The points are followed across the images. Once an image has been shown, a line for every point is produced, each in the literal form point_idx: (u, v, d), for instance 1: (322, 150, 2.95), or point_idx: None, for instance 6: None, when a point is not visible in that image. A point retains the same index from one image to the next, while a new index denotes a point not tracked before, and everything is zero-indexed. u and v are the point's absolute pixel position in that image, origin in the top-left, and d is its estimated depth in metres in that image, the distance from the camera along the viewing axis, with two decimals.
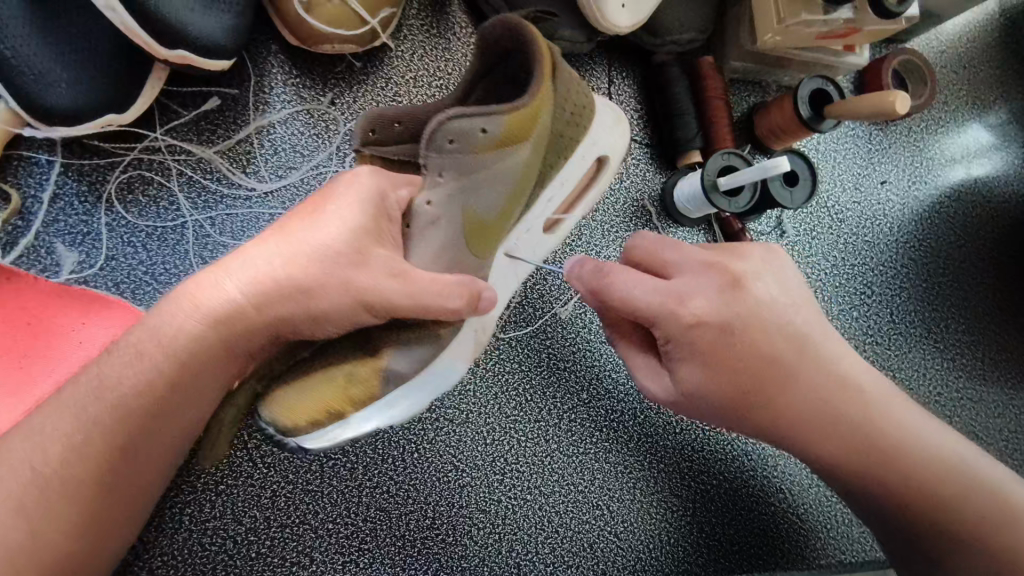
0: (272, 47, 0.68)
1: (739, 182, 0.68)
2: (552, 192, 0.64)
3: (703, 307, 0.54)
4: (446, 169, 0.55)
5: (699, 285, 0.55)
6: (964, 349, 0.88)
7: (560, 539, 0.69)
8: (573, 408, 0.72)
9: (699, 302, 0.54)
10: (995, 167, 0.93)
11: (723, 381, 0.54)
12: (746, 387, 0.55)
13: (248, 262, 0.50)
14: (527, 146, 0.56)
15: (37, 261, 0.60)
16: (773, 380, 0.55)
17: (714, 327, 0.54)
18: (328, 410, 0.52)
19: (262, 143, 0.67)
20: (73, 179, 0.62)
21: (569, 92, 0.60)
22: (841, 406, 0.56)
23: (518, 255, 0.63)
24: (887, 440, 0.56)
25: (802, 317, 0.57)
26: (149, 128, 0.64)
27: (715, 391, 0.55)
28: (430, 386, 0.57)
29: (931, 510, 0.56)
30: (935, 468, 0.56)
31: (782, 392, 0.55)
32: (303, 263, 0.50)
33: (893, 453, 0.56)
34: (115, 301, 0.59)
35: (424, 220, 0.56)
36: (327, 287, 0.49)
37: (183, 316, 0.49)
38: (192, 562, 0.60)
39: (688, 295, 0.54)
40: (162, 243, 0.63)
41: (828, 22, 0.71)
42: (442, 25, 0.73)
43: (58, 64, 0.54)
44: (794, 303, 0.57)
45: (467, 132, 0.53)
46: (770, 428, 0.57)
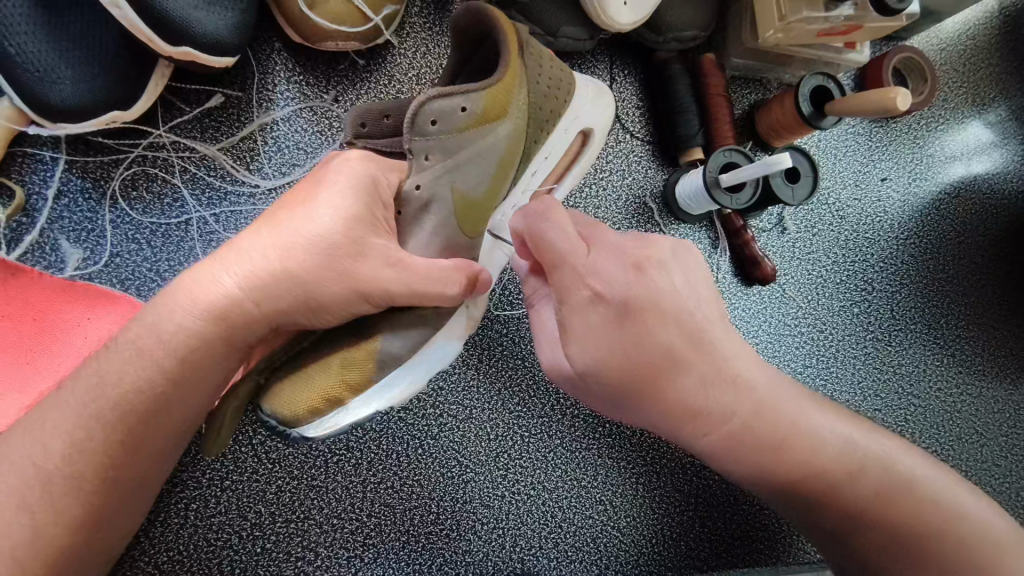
0: (274, 44, 0.68)
1: (741, 178, 0.69)
2: (537, 166, 0.65)
3: (604, 286, 0.50)
4: (432, 152, 0.54)
5: (606, 264, 0.51)
6: (964, 346, 0.89)
7: (563, 534, 0.69)
8: (576, 403, 0.72)
9: (599, 281, 0.51)
10: (994, 164, 0.93)
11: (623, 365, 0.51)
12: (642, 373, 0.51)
13: (242, 254, 0.49)
14: (505, 122, 0.57)
15: (42, 258, 0.60)
16: (665, 370, 0.52)
17: (611, 309, 0.50)
18: (324, 397, 0.52)
19: (266, 140, 0.67)
20: (77, 176, 0.62)
21: (542, 66, 0.60)
22: (734, 400, 0.54)
23: (501, 233, 0.65)
24: (791, 442, 0.54)
25: (703, 311, 0.54)
26: (152, 125, 0.64)
27: (618, 376, 0.51)
28: (424, 368, 0.57)
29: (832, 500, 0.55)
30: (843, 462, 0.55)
31: (672, 383, 0.52)
32: (302, 258, 0.49)
33: (795, 448, 0.55)
34: (120, 296, 0.60)
35: (415, 205, 0.55)
36: (326, 281, 0.49)
37: (184, 313, 0.48)
38: (197, 557, 0.60)
39: (590, 272, 0.51)
40: (166, 240, 0.63)
41: (829, 19, 0.71)
42: (444, 22, 0.73)
43: (62, 60, 0.55)
44: (696, 296, 0.54)
45: (448, 112, 0.52)
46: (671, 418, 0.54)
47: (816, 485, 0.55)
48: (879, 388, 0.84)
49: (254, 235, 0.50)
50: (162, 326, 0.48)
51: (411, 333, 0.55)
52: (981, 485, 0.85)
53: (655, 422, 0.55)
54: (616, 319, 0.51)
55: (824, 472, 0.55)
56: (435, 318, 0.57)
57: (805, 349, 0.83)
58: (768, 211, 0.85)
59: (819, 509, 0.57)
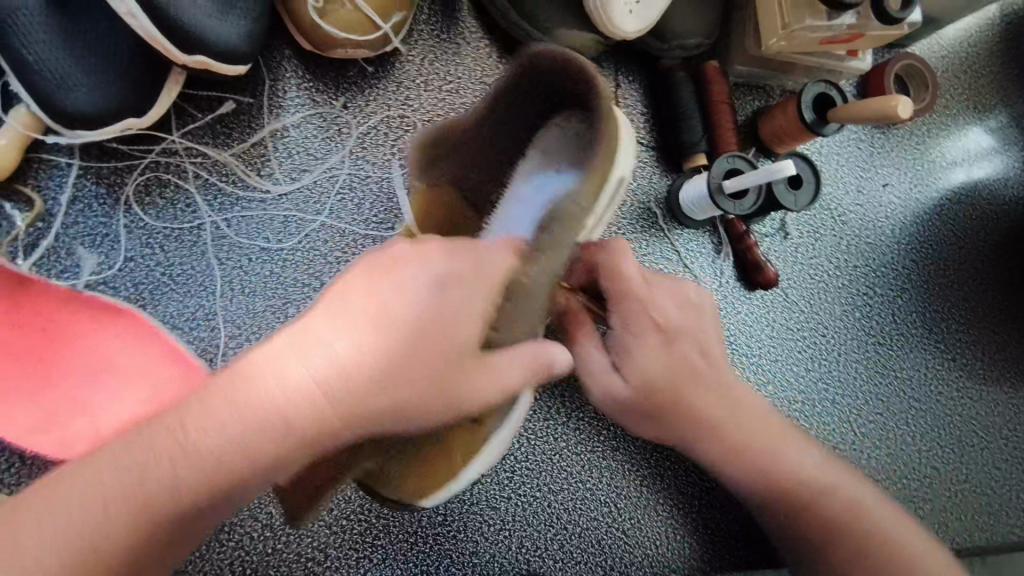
0: (285, 52, 0.69)
1: (744, 185, 0.70)
2: None
3: (663, 314, 0.64)
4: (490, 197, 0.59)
5: (667, 299, 0.66)
6: (965, 350, 0.90)
7: (568, 535, 0.70)
8: (581, 405, 0.73)
9: (657, 311, 0.64)
10: (995, 170, 0.94)
11: (655, 384, 0.63)
12: (664, 392, 0.64)
13: (327, 357, 0.43)
14: None
15: (57, 262, 0.61)
16: (686, 379, 0.64)
17: (661, 334, 0.64)
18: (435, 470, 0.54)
19: (276, 146, 0.68)
20: (92, 182, 0.63)
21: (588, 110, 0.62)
22: (729, 408, 0.65)
23: None
24: (759, 454, 0.64)
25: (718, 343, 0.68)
26: (165, 131, 0.65)
27: (650, 393, 0.64)
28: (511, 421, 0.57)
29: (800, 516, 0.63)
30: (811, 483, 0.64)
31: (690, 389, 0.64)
32: (398, 363, 0.44)
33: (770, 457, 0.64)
34: (126, 311, 0.60)
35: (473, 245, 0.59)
36: (421, 391, 0.45)
37: (258, 420, 0.42)
38: (210, 557, 0.61)
39: (650, 304, 0.64)
40: (179, 244, 0.64)
41: (832, 28, 0.73)
42: (452, 30, 0.75)
43: (79, 68, 0.56)
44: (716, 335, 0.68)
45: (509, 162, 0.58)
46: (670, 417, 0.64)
47: (790, 504, 0.63)
48: (880, 391, 0.85)
49: (327, 317, 0.45)
50: (208, 420, 0.42)
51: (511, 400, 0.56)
52: (982, 488, 0.86)
53: (667, 422, 0.65)
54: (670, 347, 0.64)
55: (794, 492, 0.63)
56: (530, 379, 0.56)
57: (808, 353, 0.83)
58: (771, 217, 0.85)
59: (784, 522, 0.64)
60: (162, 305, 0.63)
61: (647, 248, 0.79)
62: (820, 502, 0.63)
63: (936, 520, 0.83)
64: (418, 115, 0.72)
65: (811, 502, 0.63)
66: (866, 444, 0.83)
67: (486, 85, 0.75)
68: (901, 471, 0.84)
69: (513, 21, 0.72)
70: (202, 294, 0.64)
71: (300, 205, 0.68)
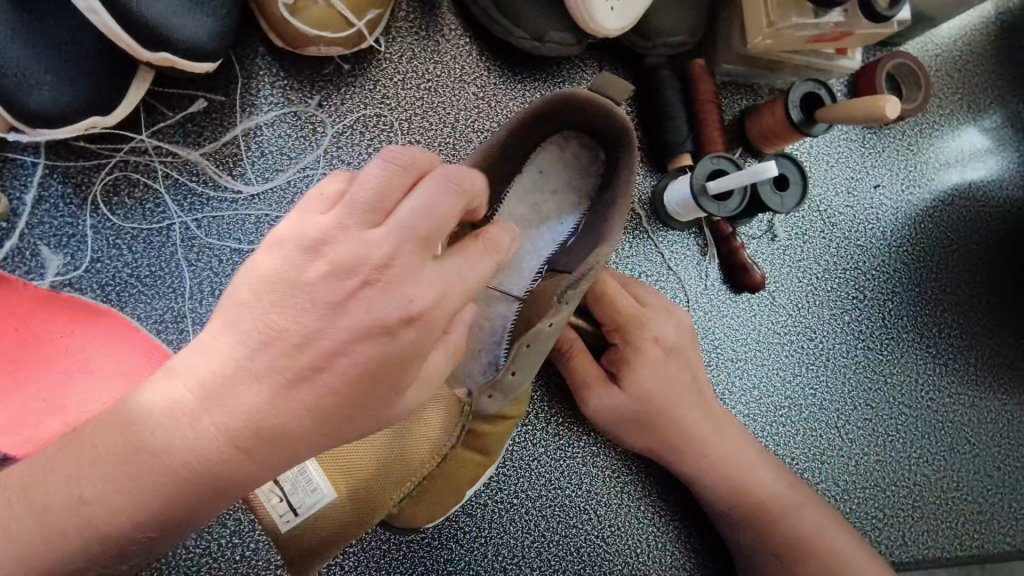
0: (259, 49, 0.68)
1: (726, 186, 0.68)
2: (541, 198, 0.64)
3: (668, 335, 0.69)
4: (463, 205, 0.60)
5: (668, 321, 0.70)
6: (957, 355, 0.88)
7: (547, 543, 0.69)
8: (561, 410, 0.72)
9: (661, 332, 0.69)
10: (988, 171, 0.93)
11: (655, 400, 0.67)
12: (665, 408, 0.67)
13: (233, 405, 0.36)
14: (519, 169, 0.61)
15: (22, 263, 0.60)
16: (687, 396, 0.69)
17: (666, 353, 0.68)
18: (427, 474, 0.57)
19: (249, 145, 0.66)
20: (58, 181, 0.62)
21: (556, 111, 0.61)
22: (717, 426, 0.69)
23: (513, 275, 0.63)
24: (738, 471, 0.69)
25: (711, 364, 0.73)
26: (134, 130, 0.63)
27: (648, 408, 0.67)
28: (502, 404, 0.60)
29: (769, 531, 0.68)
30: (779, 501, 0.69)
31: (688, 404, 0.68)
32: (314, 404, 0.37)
33: (746, 475, 0.69)
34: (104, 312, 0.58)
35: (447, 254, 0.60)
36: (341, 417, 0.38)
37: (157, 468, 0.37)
38: (176, 565, 0.60)
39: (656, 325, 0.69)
40: (148, 245, 0.63)
41: (818, 27, 0.71)
42: (431, 27, 0.73)
43: (41, 66, 0.54)
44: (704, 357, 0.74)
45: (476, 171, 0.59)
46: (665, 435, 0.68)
47: (753, 517, 0.68)
48: (869, 397, 0.84)
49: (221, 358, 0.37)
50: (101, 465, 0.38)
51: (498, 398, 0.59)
52: (972, 495, 0.84)
53: (664, 437, 0.68)
54: (675, 364, 0.69)
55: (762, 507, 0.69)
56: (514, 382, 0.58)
57: (795, 358, 0.82)
58: (759, 218, 0.84)
59: (744, 536, 0.69)
60: (130, 307, 0.62)
61: (631, 250, 0.77)
62: (782, 521, 0.68)
63: (925, 528, 0.82)
64: (395, 114, 0.71)
65: (773, 519, 0.68)
66: (853, 450, 0.82)
67: (465, 83, 0.73)
68: (889, 477, 0.82)
69: (492, 18, 0.70)
70: (171, 296, 0.63)
71: (274, 205, 0.66)
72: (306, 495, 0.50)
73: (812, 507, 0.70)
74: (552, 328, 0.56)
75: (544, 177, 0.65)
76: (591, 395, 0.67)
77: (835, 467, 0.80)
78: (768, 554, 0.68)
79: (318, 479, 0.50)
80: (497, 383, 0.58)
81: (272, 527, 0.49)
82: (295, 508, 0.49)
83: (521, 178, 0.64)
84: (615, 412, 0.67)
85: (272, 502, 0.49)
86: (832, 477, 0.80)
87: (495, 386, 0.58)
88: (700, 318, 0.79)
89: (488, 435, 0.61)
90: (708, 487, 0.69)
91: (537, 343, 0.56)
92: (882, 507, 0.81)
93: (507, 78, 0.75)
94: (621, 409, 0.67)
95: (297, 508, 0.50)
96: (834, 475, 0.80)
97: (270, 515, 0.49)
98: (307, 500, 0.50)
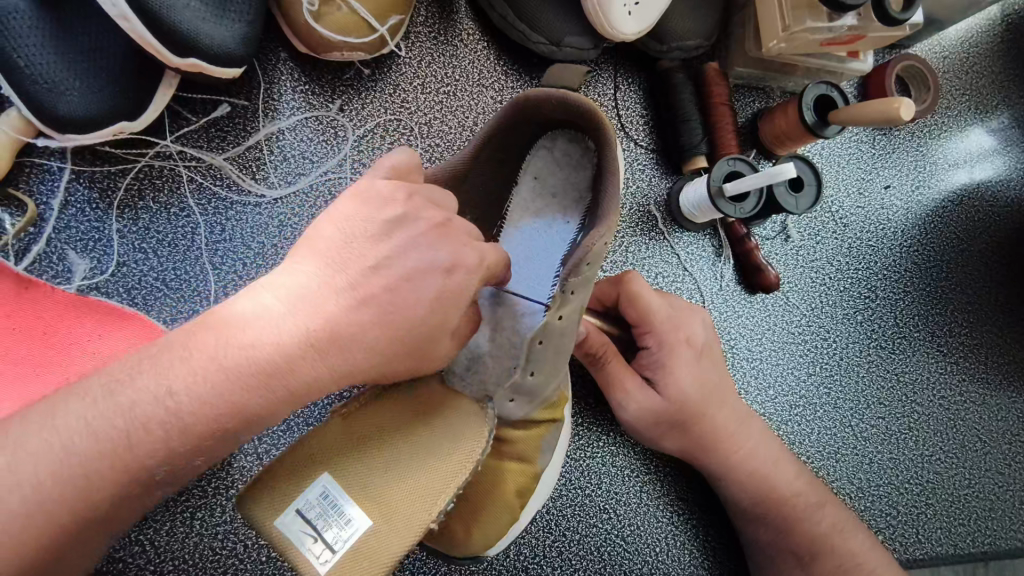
0: (281, 54, 0.68)
1: (745, 187, 0.69)
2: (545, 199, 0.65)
3: (698, 332, 0.70)
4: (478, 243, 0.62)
5: (693, 319, 0.71)
6: (969, 353, 0.89)
7: (567, 543, 0.69)
8: (578, 412, 0.73)
9: (692, 330, 0.70)
10: (997, 171, 0.94)
11: (693, 401, 0.67)
12: (697, 411, 0.67)
13: None
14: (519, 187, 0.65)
15: (48, 268, 0.60)
16: (717, 395, 0.69)
17: (697, 355, 0.69)
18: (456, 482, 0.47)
19: (271, 150, 0.67)
20: (84, 186, 0.62)
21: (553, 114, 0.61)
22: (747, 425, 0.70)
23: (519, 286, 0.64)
24: (770, 469, 0.69)
25: None
26: (159, 135, 0.64)
27: (686, 413, 0.67)
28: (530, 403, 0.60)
29: (800, 531, 0.68)
30: (812, 497, 0.70)
31: (720, 407, 0.69)
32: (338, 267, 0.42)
33: (775, 473, 0.69)
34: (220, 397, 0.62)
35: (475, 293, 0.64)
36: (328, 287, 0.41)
37: (201, 332, 0.39)
38: (204, 566, 0.60)
39: (683, 323, 0.69)
40: (172, 249, 0.64)
41: (832, 29, 0.72)
42: (449, 32, 0.74)
43: (71, 72, 0.55)
44: None
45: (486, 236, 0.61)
46: (695, 439, 0.68)
47: (778, 512, 0.69)
48: (882, 396, 0.84)
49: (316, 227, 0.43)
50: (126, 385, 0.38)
51: (522, 400, 0.60)
52: (985, 493, 0.85)
53: (698, 440, 0.68)
54: (706, 371, 0.69)
55: (785, 503, 0.69)
56: (534, 384, 0.58)
57: (810, 357, 0.83)
58: (772, 219, 0.85)
59: (764, 534, 0.70)
60: (154, 312, 0.62)
61: (646, 251, 0.78)
62: (804, 522, 0.68)
63: (938, 524, 0.82)
64: (415, 118, 0.72)
65: (797, 515, 0.69)
66: (868, 449, 0.82)
67: (483, 87, 0.74)
68: (904, 475, 0.83)
69: (510, 22, 0.71)
70: (195, 300, 0.63)
71: (296, 208, 0.67)
72: (340, 528, 0.43)
73: (833, 506, 0.70)
74: (566, 322, 0.56)
75: (540, 183, 0.65)
76: (629, 399, 0.67)
77: (850, 465, 0.81)
78: (788, 554, 0.69)
79: (347, 507, 0.44)
80: (519, 388, 0.58)
81: (308, 571, 0.42)
82: (331, 545, 0.43)
83: (518, 188, 0.65)
84: (650, 411, 0.67)
85: (305, 545, 0.43)
86: (847, 475, 0.81)
87: (519, 392, 0.59)
88: (717, 319, 0.80)
89: (519, 436, 0.61)
90: (740, 488, 0.69)
91: (553, 341, 0.56)
92: (897, 504, 0.81)
93: (524, 82, 0.76)
94: (655, 413, 0.67)
95: (332, 543, 0.43)
96: (849, 472, 0.81)
97: (305, 558, 0.42)
98: (341, 534, 0.43)
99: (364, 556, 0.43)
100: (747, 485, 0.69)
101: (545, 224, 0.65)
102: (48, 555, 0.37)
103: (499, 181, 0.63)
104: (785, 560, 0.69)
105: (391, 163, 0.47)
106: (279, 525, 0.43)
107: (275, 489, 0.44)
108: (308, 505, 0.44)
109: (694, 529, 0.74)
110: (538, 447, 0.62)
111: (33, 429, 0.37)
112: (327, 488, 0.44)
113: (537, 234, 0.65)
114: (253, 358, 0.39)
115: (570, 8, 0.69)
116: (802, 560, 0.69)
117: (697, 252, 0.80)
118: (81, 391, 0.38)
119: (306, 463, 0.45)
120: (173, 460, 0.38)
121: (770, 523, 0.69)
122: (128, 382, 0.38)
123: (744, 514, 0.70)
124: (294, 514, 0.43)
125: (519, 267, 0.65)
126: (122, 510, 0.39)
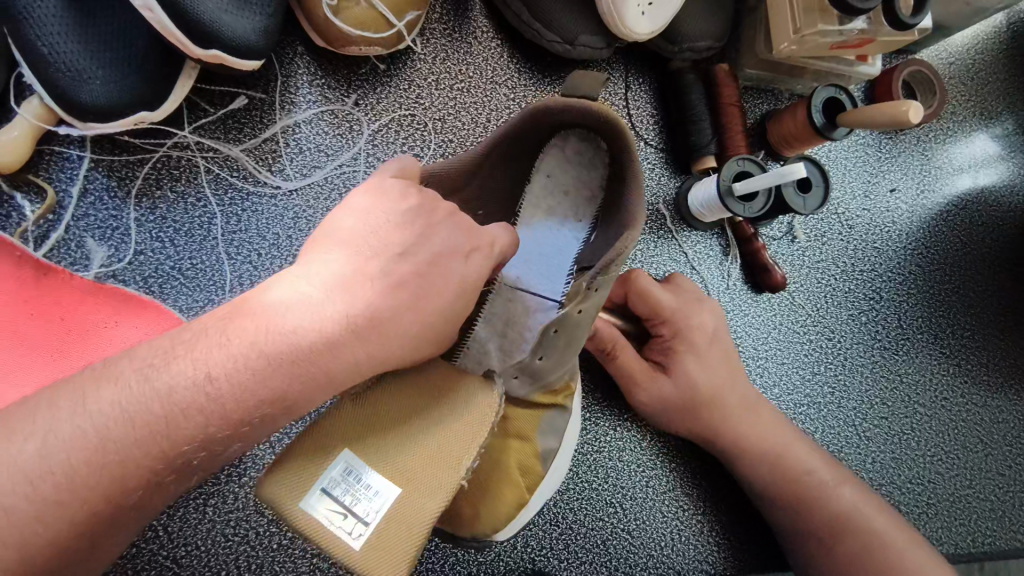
0: (298, 48, 0.70)
1: (755, 186, 0.70)
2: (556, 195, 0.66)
3: (710, 319, 0.72)
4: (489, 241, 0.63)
5: (704, 304, 0.73)
6: (970, 356, 0.90)
7: (573, 535, 0.70)
8: (587, 405, 0.74)
9: (704, 316, 0.71)
10: (1001, 176, 0.95)
11: (700, 396, 0.68)
12: (707, 399, 0.68)
13: None
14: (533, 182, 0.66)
15: (67, 255, 0.61)
16: (728, 372, 0.70)
17: (707, 338, 0.71)
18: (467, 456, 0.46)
19: (287, 142, 0.68)
20: (103, 174, 0.63)
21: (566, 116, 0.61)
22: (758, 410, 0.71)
23: (529, 285, 0.65)
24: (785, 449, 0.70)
25: None
26: (177, 125, 0.65)
27: (691, 407, 0.68)
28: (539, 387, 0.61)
29: (820, 512, 0.67)
30: (830, 478, 0.69)
31: (732, 385, 0.70)
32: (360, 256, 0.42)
33: (788, 457, 0.69)
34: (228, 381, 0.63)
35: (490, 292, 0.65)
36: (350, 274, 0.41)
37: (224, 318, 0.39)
38: (214, 552, 0.61)
39: (693, 311, 0.71)
40: (189, 238, 0.64)
41: (842, 33, 0.72)
42: (463, 29, 0.75)
43: (94, 62, 0.55)
44: None
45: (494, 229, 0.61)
46: (709, 420, 0.69)
47: (795, 497, 0.68)
48: (884, 396, 0.85)
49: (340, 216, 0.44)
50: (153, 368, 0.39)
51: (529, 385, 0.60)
52: (985, 494, 0.86)
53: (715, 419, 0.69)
54: (715, 354, 0.71)
55: (801, 485, 0.68)
56: (540, 368, 0.59)
57: (814, 357, 0.84)
58: (779, 220, 0.86)
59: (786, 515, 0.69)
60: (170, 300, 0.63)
61: (654, 249, 0.79)
62: (823, 499, 0.68)
63: (939, 523, 0.83)
64: (429, 113, 0.73)
65: (815, 496, 0.68)
66: (870, 447, 0.83)
67: (497, 84, 0.75)
68: (906, 475, 0.83)
69: (524, 20, 0.72)
70: (212, 287, 0.64)
71: (311, 201, 0.68)
72: (369, 501, 0.43)
73: (851, 487, 0.69)
74: (583, 316, 0.56)
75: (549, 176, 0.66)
76: (635, 392, 0.68)
77: (853, 464, 0.82)
78: (811, 536, 0.68)
79: (373, 480, 0.44)
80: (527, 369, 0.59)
81: (341, 548, 0.41)
82: (363, 518, 0.42)
83: (529, 184, 0.66)
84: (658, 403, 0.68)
85: (336, 523, 0.42)
86: None
87: (523, 371, 0.59)
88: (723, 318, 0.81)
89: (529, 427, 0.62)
90: (761, 471, 0.69)
91: (566, 330, 0.56)
92: (898, 503, 0.82)
93: (537, 80, 0.77)
94: (667, 397, 0.68)
95: (364, 515, 0.42)
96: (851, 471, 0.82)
97: (339, 536, 0.41)
98: (372, 505, 0.43)
99: (394, 523, 0.43)
100: (767, 466, 0.69)
101: (557, 224, 0.66)
102: (75, 541, 0.37)
103: (511, 176, 0.64)
104: (808, 543, 0.68)
105: (399, 165, 0.51)
106: (304, 508, 0.42)
107: (296, 473, 0.43)
108: (332, 482, 0.43)
109: (698, 524, 0.74)
110: (538, 427, 0.62)
111: (57, 413, 0.37)
112: (349, 466, 0.44)
113: (550, 234, 0.66)
114: (277, 343, 0.39)
115: (584, 7, 0.70)
116: (826, 540, 0.67)
117: (700, 249, 0.81)
118: (107, 371, 0.39)
119: (326, 442, 0.44)
120: (203, 449, 0.38)
121: (786, 508, 0.69)
122: (157, 365, 0.38)
123: (768, 495, 0.69)
124: (319, 493, 0.42)
125: (531, 266, 0.65)
126: (149, 500, 0.39)
